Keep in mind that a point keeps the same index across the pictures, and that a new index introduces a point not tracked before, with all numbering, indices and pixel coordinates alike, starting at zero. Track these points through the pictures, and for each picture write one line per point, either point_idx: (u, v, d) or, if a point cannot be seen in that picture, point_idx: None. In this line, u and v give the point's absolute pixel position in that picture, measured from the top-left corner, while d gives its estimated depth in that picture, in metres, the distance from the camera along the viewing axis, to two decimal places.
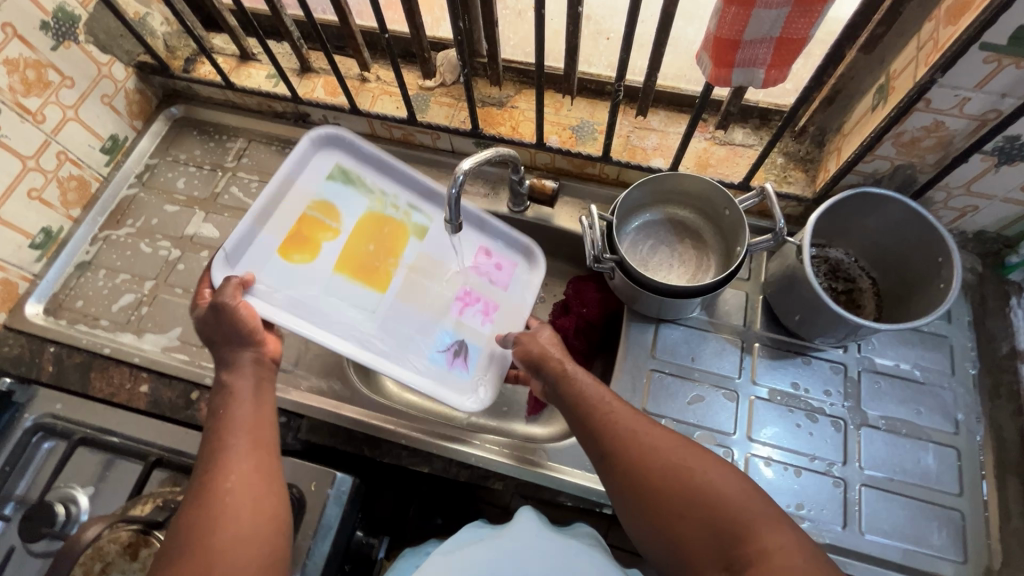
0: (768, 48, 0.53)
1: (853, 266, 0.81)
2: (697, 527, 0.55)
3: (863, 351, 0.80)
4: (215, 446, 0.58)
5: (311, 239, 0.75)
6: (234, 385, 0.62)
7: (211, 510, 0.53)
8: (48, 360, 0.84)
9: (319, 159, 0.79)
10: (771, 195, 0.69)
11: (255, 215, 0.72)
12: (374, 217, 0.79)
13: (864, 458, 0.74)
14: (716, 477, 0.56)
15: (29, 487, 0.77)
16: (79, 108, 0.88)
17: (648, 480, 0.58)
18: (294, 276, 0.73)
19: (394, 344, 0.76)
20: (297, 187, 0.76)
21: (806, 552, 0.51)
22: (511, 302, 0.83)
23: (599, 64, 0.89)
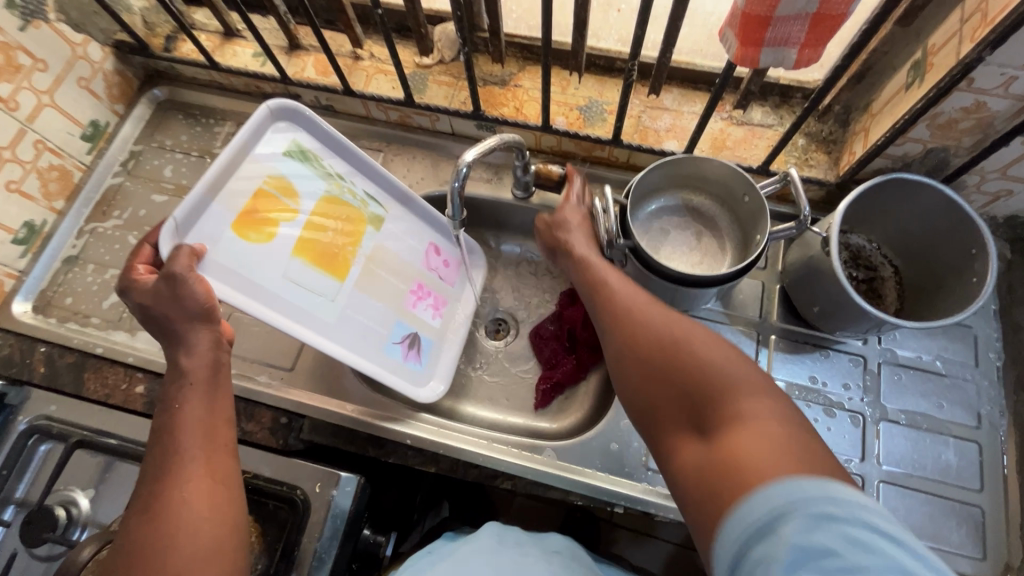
0: (802, 25, 0.48)
1: (874, 254, 0.78)
2: (674, 392, 0.54)
3: (884, 343, 0.77)
4: (169, 448, 0.56)
5: (266, 218, 0.67)
6: (182, 379, 0.59)
7: (166, 524, 0.52)
8: (40, 360, 0.81)
9: (272, 127, 0.69)
10: (796, 180, 0.65)
11: (205, 184, 0.61)
12: (332, 200, 0.74)
13: (883, 454, 0.72)
14: (706, 349, 0.55)
15: (29, 490, 0.75)
16: (55, 92, 0.82)
17: (638, 347, 0.59)
18: (247, 257, 0.65)
19: (353, 337, 0.72)
20: (249, 156, 0.66)
21: (789, 420, 0.48)
22: (455, 297, 0.88)
23: (609, 38, 0.83)
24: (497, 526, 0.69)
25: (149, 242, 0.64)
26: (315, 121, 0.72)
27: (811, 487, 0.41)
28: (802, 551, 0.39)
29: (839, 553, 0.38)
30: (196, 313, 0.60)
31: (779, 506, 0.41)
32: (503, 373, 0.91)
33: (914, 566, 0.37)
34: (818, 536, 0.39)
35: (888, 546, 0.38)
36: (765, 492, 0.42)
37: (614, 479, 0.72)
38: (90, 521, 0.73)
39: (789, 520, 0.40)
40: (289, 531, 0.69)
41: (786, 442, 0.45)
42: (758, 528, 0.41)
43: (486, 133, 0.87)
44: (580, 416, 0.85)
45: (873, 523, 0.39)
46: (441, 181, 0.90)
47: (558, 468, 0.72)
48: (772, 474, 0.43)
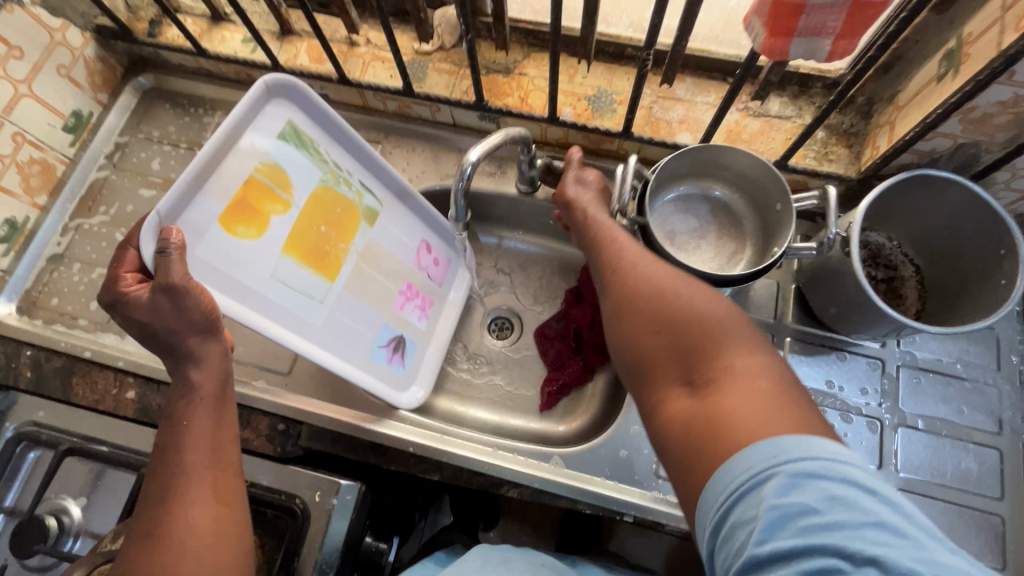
0: (839, 13, 0.44)
1: (895, 252, 0.75)
2: (666, 342, 0.51)
3: (903, 346, 0.74)
4: (172, 472, 0.54)
5: (256, 210, 0.61)
6: (190, 394, 0.58)
7: (169, 550, 0.50)
8: (25, 365, 0.78)
9: (267, 106, 0.62)
10: (833, 199, 0.62)
11: (193, 172, 0.54)
12: (327, 192, 0.68)
13: (901, 461, 0.69)
14: (705, 305, 0.51)
15: (18, 498, 0.72)
16: (33, 81, 0.77)
17: (634, 301, 0.56)
18: (234, 254, 0.59)
19: (340, 340, 0.69)
20: (240, 139, 0.59)
21: (779, 376, 0.45)
22: (443, 299, 0.86)
23: (620, 23, 0.78)
24: (484, 548, 0.66)
25: (133, 245, 0.56)
26: (315, 101, 0.65)
27: (789, 444, 0.39)
28: (781, 512, 0.36)
29: (817, 510, 0.36)
30: (199, 325, 0.56)
31: (760, 466, 0.39)
32: (508, 374, 0.88)
33: (895, 518, 0.35)
34: (797, 495, 0.37)
35: (867, 499, 0.36)
36: (747, 451, 0.40)
37: (623, 488, 0.70)
38: (82, 531, 0.70)
39: (768, 482, 0.38)
40: (287, 541, 0.67)
41: (776, 400, 0.43)
42: (738, 492, 0.39)
43: (489, 124, 0.83)
44: (586, 420, 0.83)
45: (850, 476, 0.37)
46: (442, 175, 0.86)
47: (566, 475, 0.70)
48: (766, 434, 0.40)
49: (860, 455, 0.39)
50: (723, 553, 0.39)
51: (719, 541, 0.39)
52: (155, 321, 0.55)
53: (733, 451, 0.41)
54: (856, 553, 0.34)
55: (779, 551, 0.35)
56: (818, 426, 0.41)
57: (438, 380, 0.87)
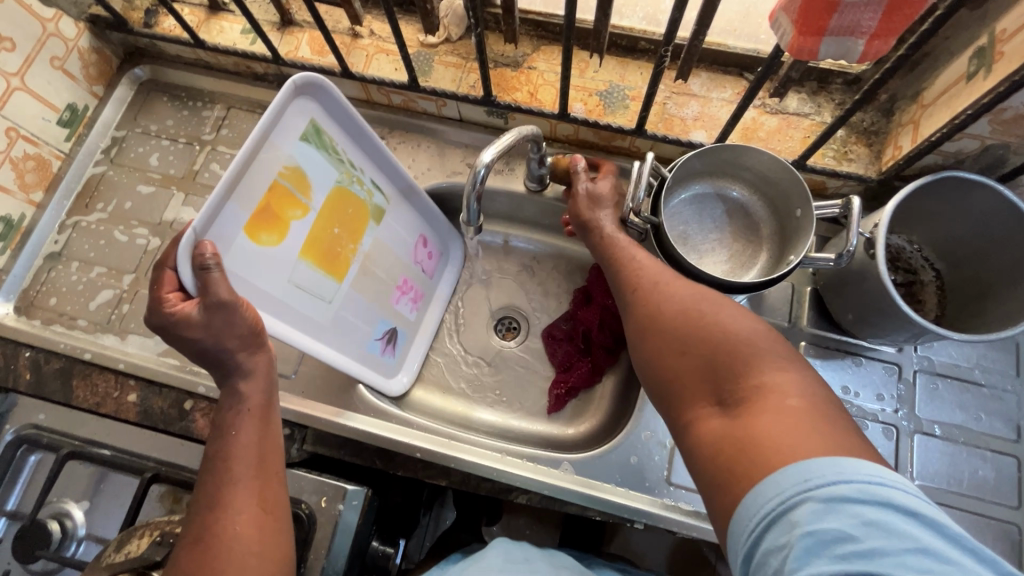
0: (874, 12, 0.43)
1: (915, 255, 0.74)
2: (692, 360, 0.50)
3: (920, 351, 0.73)
4: (220, 477, 0.54)
5: (277, 216, 0.58)
6: (237, 404, 0.57)
7: (217, 555, 0.50)
8: (24, 367, 0.76)
9: (294, 105, 0.58)
10: (856, 209, 0.59)
11: (227, 183, 0.51)
12: (342, 192, 0.66)
13: (917, 468, 0.68)
14: (731, 322, 0.50)
15: (20, 501, 0.71)
16: (26, 74, 0.75)
17: (660, 320, 0.54)
18: (258, 262, 0.58)
19: (343, 338, 0.70)
20: (268, 142, 0.55)
21: (811, 392, 0.44)
22: (432, 291, 0.87)
23: (634, 15, 0.76)
24: (505, 542, 0.65)
25: (172, 265, 0.53)
26: (341, 102, 0.62)
27: (820, 467, 0.38)
28: (816, 538, 0.35)
29: (853, 536, 0.34)
30: (248, 338, 0.55)
31: (791, 490, 0.38)
32: (515, 375, 0.86)
33: (938, 544, 0.33)
34: (832, 521, 0.35)
35: (908, 525, 0.34)
36: (779, 473, 0.39)
37: (633, 495, 0.69)
38: (86, 535, 0.69)
39: (800, 507, 0.37)
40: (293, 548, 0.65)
41: (810, 419, 0.41)
42: (770, 516, 0.38)
43: (497, 120, 0.80)
44: (594, 423, 0.82)
45: (888, 499, 0.35)
46: (448, 172, 0.84)
47: (581, 483, 0.69)
48: (802, 454, 0.39)
49: (899, 476, 0.37)
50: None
51: (754, 567, 0.38)
52: (201, 335, 0.53)
53: (767, 472, 0.40)
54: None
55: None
56: (842, 444, 0.39)
57: (443, 382, 0.86)
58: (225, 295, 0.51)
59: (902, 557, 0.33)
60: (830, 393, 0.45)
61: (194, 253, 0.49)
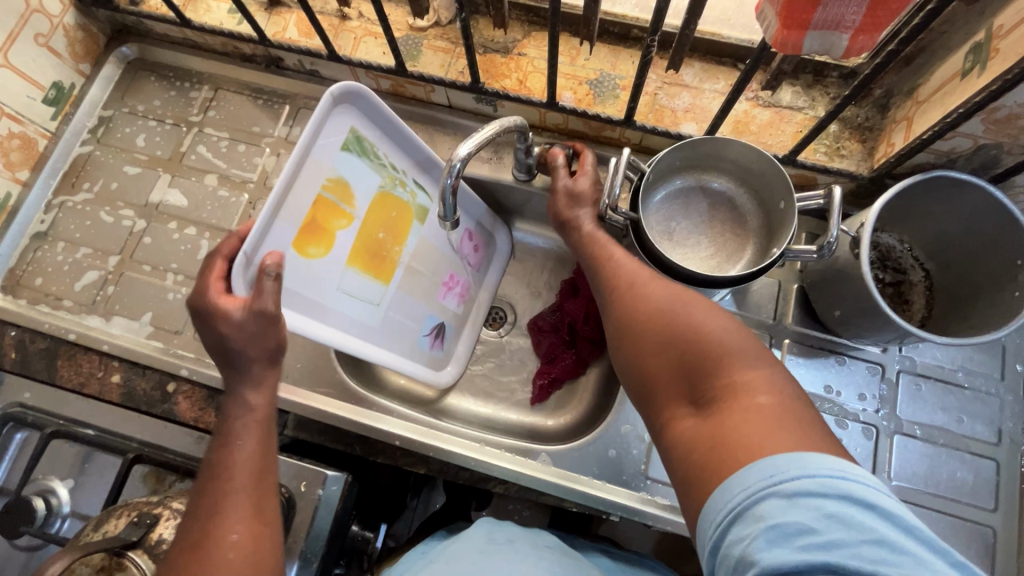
0: (859, 6, 0.42)
1: (905, 255, 0.73)
2: (668, 362, 0.49)
3: (904, 351, 0.72)
4: (220, 483, 0.53)
5: (323, 228, 0.59)
6: (246, 412, 0.57)
7: (210, 563, 0.49)
8: (10, 346, 0.76)
9: (333, 116, 0.57)
10: (837, 200, 0.58)
11: (270, 205, 0.52)
12: (386, 197, 0.66)
13: (894, 468, 0.68)
14: (705, 317, 0.50)
15: (8, 475, 0.72)
16: (9, 51, 0.74)
17: (637, 318, 0.54)
18: (307, 273, 0.59)
19: (391, 337, 0.71)
20: (309, 158, 0.55)
21: (781, 388, 0.44)
22: (478, 284, 0.86)
23: (627, 2, 0.74)
24: (487, 523, 0.65)
25: (225, 256, 0.57)
26: (379, 106, 0.61)
27: (784, 462, 0.37)
28: (779, 531, 0.35)
29: (813, 527, 0.34)
30: (272, 353, 0.57)
31: (758, 485, 0.37)
32: (501, 367, 0.86)
33: (894, 535, 0.33)
34: (794, 515, 0.35)
35: (867, 516, 0.34)
36: (746, 469, 0.38)
37: (609, 488, 0.69)
38: (71, 512, 0.70)
39: (765, 501, 0.36)
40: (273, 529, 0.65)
41: (778, 415, 0.41)
42: (736, 509, 0.38)
43: (485, 107, 0.79)
44: (576, 415, 0.82)
45: (849, 492, 0.35)
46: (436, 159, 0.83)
47: (561, 476, 0.69)
48: (767, 450, 0.39)
49: (863, 470, 0.37)
50: (723, 572, 0.37)
51: (718, 559, 0.38)
52: (234, 337, 0.54)
53: (732, 469, 0.40)
54: (854, 571, 0.33)
55: (776, 569, 0.34)
56: (813, 438, 0.39)
57: None
58: (270, 306, 0.52)
59: (858, 547, 0.33)
60: (805, 393, 0.44)
61: (247, 270, 0.52)
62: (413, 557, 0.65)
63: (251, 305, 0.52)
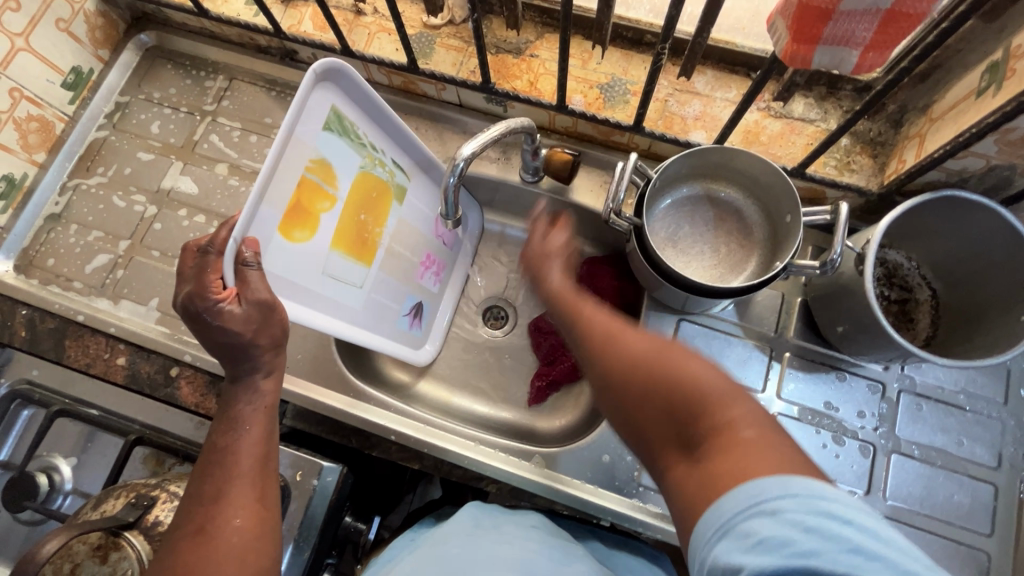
0: (869, 23, 0.42)
1: (912, 273, 0.72)
2: (652, 405, 0.48)
3: (907, 370, 0.71)
4: (220, 471, 0.54)
5: (308, 211, 0.58)
6: (254, 400, 0.59)
7: (212, 547, 0.50)
8: (20, 324, 0.78)
9: (313, 96, 0.55)
10: (844, 216, 0.58)
11: (260, 189, 0.50)
12: (367, 177, 0.65)
13: (890, 488, 0.68)
14: (683, 354, 0.49)
15: (13, 451, 0.73)
16: (31, 35, 0.75)
17: (617, 360, 0.52)
18: (295, 258, 0.58)
19: (375, 318, 0.71)
20: (291, 139, 0.53)
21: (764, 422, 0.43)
22: (453, 261, 0.87)
23: (641, 7, 0.73)
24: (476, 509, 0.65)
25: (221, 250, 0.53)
26: (359, 83, 0.59)
27: (767, 483, 0.37)
28: (760, 546, 0.35)
29: (793, 539, 0.34)
30: (278, 339, 0.58)
31: (744, 504, 0.37)
32: (500, 367, 0.87)
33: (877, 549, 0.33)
34: (775, 529, 0.35)
35: (845, 526, 0.34)
36: (733, 491, 0.38)
37: (602, 493, 0.70)
38: (72, 490, 0.70)
39: (747, 519, 0.36)
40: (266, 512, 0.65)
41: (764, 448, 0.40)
42: (722, 529, 0.38)
43: (495, 108, 0.79)
44: (571, 416, 0.82)
45: (829, 510, 0.35)
46: (445, 157, 0.83)
47: (545, 476, 0.70)
48: (759, 474, 0.38)
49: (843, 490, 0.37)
50: None
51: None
52: (242, 334, 0.54)
53: (722, 492, 0.39)
54: None
55: None
56: (802, 465, 0.39)
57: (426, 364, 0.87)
58: (263, 293, 0.53)
59: (837, 557, 0.33)
60: None
61: (239, 259, 0.51)
62: (402, 544, 0.65)
63: (245, 297, 0.52)
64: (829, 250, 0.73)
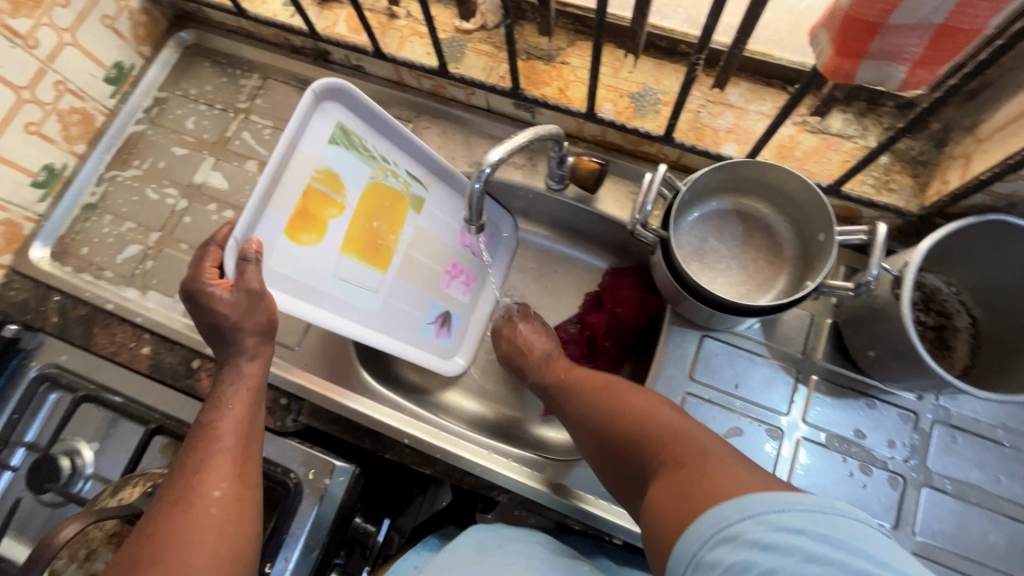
0: (921, 38, 0.40)
1: (951, 299, 0.69)
2: (626, 449, 0.55)
3: (941, 400, 0.68)
4: (202, 446, 0.55)
5: (315, 218, 0.59)
6: (237, 381, 0.60)
7: (190, 517, 0.50)
8: (53, 310, 0.80)
9: (315, 113, 0.57)
10: (882, 236, 0.55)
11: (261, 191, 0.52)
12: (378, 188, 0.65)
13: (919, 523, 0.65)
14: (639, 401, 0.57)
15: (39, 434, 0.74)
16: (77, 31, 0.78)
17: (595, 411, 0.61)
18: (301, 261, 0.59)
19: (393, 324, 0.70)
20: (293, 151, 0.55)
21: (724, 451, 0.47)
22: (485, 271, 0.85)
23: (676, 16, 0.72)
24: (477, 532, 0.63)
25: (220, 244, 0.58)
26: (364, 99, 0.60)
27: (726, 509, 0.40)
28: (732, 572, 0.37)
29: (756, 559, 0.36)
30: (264, 327, 0.59)
31: (710, 531, 0.40)
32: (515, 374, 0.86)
33: (826, 551, 0.36)
34: (740, 554, 0.37)
35: (799, 538, 0.37)
36: (698, 520, 0.41)
37: (615, 509, 0.68)
38: (93, 474, 0.70)
39: (716, 548, 0.39)
40: (279, 513, 0.65)
41: (720, 468, 0.45)
42: (695, 560, 0.40)
43: (524, 114, 0.78)
44: None
45: (782, 522, 0.38)
46: (471, 161, 0.83)
47: (555, 488, 0.69)
48: (722, 498, 0.41)
49: (796, 497, 0.40)
50: None
51: None
52: (229, 315, 0.57)
53: (691, 516, 0.42)
54: None
55: None
56: (759, 483, 0.42)
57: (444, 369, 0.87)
58: (256, 285, 0.54)
59: (795, 568, 0.35)
60: None
61: (240, 255, 0.52)
62: (404, 569, 0.65)
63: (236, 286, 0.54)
64: (863, 271, 0.70)
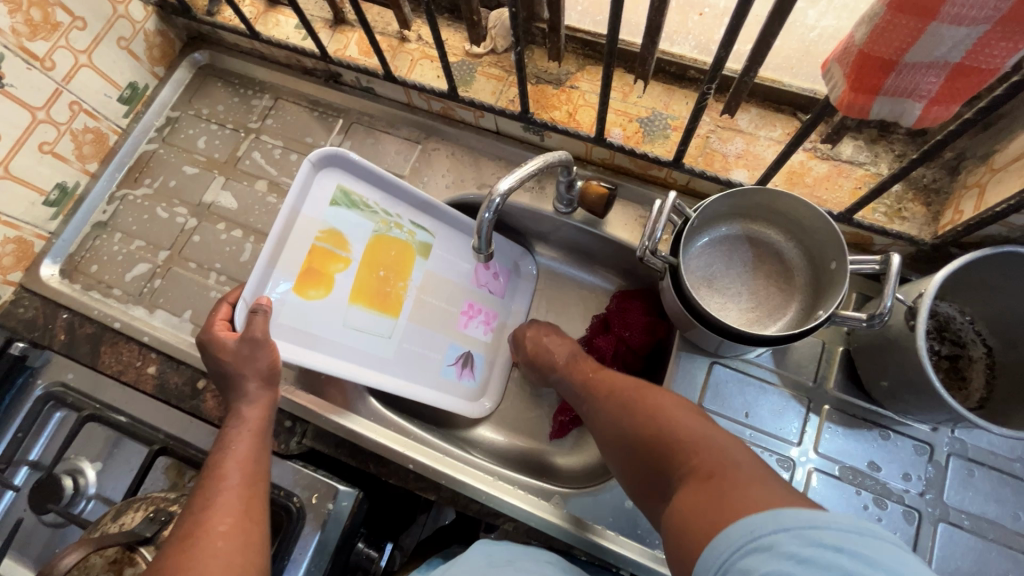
0: (937, 76, 0.40)
1: (965, 328, 0.68)
2: (650, 453, 0.54)
3: (958, 432, 0.67)
4: (210, 484, 0.55)
5: (322, 272, 0.61)
6: (239, 424, 0.61)
7: (197, 550, 0.49)
8: (60, 327, 0.80)
9: (315, 181, 0.60)
10: (896, 267, 0.54)
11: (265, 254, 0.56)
12: (383, 240, 0.66)
13: (936, 559, 0.63)
14: (666, 404, 0.56)
15: (43, 453, 0.74)
16: (93, 52, 0.79)
17: (620, 412, 0.60)
18: (310, 315, 0.61)
19: (409, 367, 0.71)
20: (296, 217, 0.59)
21: (760, 470, 0.46)
22: (507, 312, 0.85)
23: (685, 42, 0.72)
24: (487, 544, 0.61)
25: (230, 301, 0.64)
26: (360, 164, 0.63)
27: (760, 521, 0.39)
28: None
29: (787, 571, 0.35)
30: (264, 373, 0.60)
31: (742, 540, 0.39)
32: (522, 397, 0.85)
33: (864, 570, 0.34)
34: (771, 564, 0.36)
35: (834, 555, 0.35)
36: (730, 526, 0.40)
37: (620, 540, 0.66)
38: (95, 495, 0.71)
39: (747, 557, 0.38)
40: (280, 539, 0.64)
41: (751, 483, 0.44)
42: (723, 567, 0.39)
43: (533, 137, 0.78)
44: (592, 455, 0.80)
45: (819, 538, 0.36)
46: (480, 183, 0.83)
47: (559, 518, 0.67)
48: (752, 509, 0.40)
49: (833, 516, 0.38)
50: None
51: None
52: (235, 364, 0.59)
53: (718, 527, 0.41)
54: None
55: None
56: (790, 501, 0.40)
57: None
58: (260, 335, 0.56)
59: None
60: None
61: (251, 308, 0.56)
62: None
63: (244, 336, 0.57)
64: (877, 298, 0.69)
